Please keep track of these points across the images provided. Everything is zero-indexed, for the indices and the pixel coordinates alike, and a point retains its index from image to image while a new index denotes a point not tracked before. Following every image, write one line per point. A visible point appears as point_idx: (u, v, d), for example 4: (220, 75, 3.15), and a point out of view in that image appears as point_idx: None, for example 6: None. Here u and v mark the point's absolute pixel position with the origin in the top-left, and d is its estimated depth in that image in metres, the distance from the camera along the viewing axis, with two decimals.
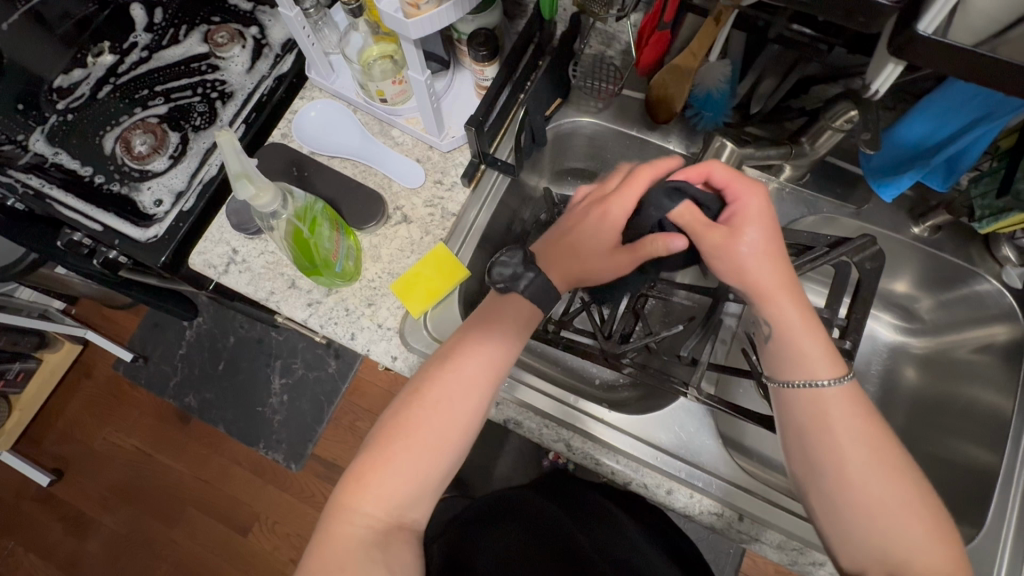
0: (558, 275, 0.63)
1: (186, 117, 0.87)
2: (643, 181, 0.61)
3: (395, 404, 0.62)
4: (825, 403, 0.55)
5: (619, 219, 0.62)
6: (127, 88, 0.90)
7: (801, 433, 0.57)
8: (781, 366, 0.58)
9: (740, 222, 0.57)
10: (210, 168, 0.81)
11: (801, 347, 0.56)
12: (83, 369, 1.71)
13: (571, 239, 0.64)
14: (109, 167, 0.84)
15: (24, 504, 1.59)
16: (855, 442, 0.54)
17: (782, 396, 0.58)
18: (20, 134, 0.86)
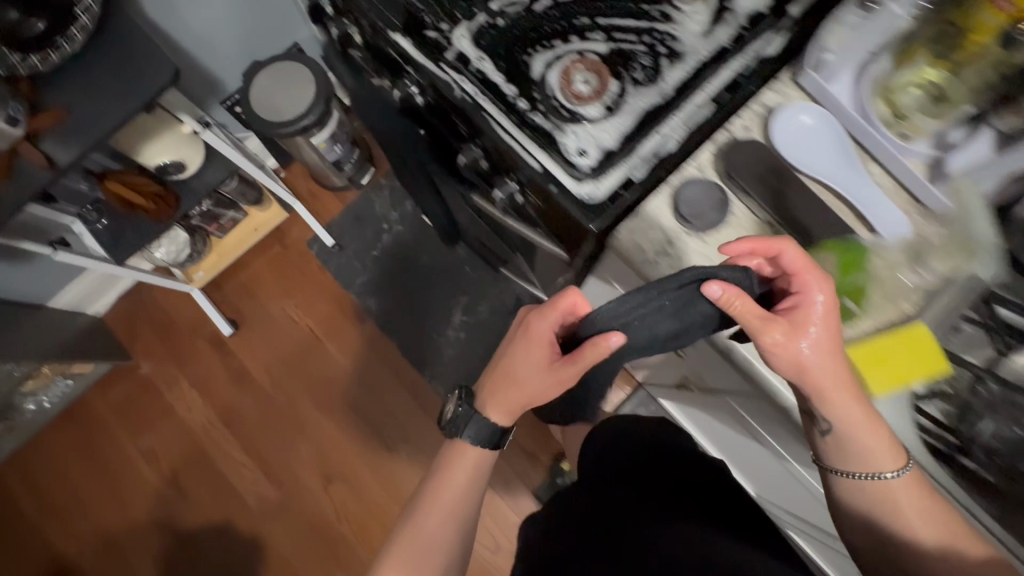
0: (506, 409, 0.74)
1: (629, 66, 0.76)
2: (546, 333, 0.69)
3: (387, 548, 0.75)
4: (891, 494, 0.61)
5: (541, 340, 0.69)
6: (567, 9, 0.79)
7: (870, 528, 0.63)
8: (845, 458, 0.62)
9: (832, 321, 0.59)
10: (657, 135, 0.71)
11: (866, 442, 0.61)
12: (278, 236, 1.70)
13: (511, 366, 0.72)
14: (533, 93, 0.75)
15: (197, 343, 1.63)
16: (922, 518, 0.60)
17: (846, 486, 0.64)
18: (446, 24, 0.78)
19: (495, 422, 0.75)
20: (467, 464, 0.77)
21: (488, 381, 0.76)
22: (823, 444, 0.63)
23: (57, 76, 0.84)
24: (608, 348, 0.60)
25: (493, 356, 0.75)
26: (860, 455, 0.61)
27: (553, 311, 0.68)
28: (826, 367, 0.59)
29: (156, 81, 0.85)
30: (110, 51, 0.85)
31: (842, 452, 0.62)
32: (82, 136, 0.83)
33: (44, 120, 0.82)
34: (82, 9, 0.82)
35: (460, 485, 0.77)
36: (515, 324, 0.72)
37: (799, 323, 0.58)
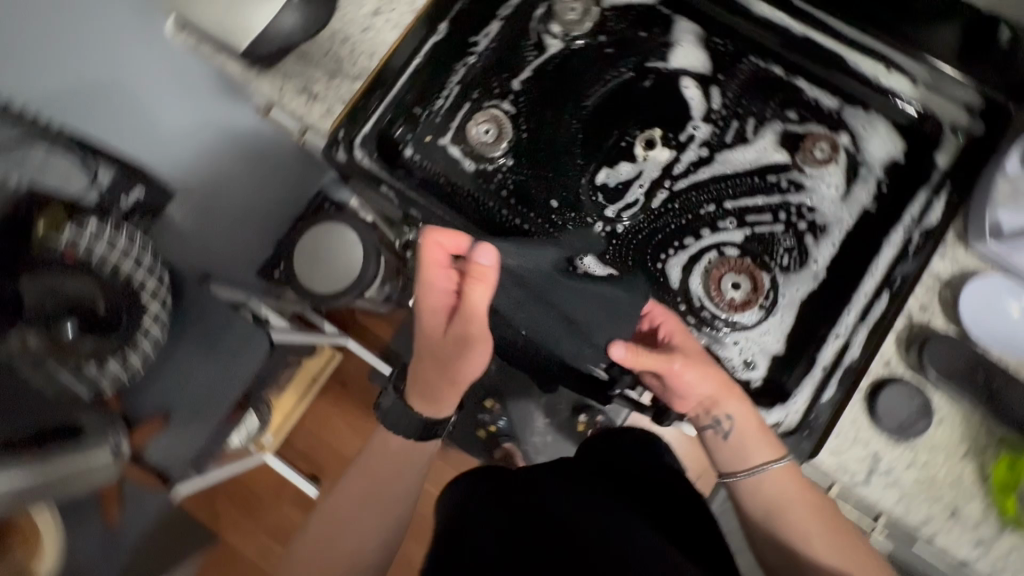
0: (445, 393, 0.69)
1: (773, 253, 0.70)
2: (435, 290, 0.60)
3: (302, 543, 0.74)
4: (773, 484, 0.61)
5: (440, 307, 0.60)
6: (687, 199, 0.72)
7: (776, 517, 0.61)
8: (733, 462, 0.63)
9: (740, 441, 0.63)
10: (835, 339, 0.66)
11: (758, 500, 0.62)
12: (337, 376, 1.63)
13: (425, 347, 0.65)
14: (680, 305, 0.70)
15: (281, 506, 1.57)
16: (802, 510, 0.59)
17: (736, 487, 0.64)
18: (564, 243, 0.72)
19: (424, 416, 0.71)
20: (393, 449, 0.74)
21: (411, 376, 0.69)
22: (752, 511, 0.62)
23: (142, 377, 0.76)
24: (489, 268, 0.56)
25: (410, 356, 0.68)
26: (744, 489, 0.63)
27: (430, 248, 0.58)
28: (765, 489, 0.61)
29: (250, 355, 0.78)
30: (188, 330, 0.78)
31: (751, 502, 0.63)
32: (187, 440, 0.75)
33: (141, 436, 0.74)
34: (152, 297, 0.75)
35: (377, 469, 0.74)
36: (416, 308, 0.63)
37: (734, 453, 0.63)
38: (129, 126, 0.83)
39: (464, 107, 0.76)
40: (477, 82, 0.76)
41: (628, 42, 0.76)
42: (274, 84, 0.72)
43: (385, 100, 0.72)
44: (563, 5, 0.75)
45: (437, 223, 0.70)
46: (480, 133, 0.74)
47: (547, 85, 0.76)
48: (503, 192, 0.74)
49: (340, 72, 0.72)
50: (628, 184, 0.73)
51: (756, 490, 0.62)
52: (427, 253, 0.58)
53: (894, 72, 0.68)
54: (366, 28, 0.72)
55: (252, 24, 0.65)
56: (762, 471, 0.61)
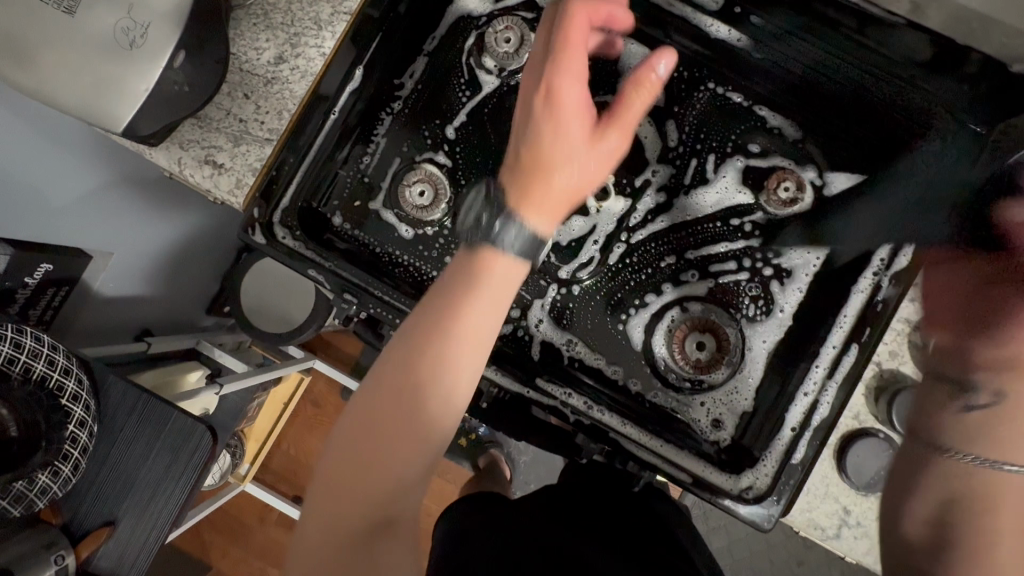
0: (538, 211, 0.46)
1: (739, 304, 0.66)
2: (579, 59, 0.47)
3: (351, 407, 0.42)
4: (984, 481, 0.43)
5: (576, 106, 0.47)
6: (646, 252, 0.66)
7: (948, 509, 0.43)
8: (964, 437, 0.47)
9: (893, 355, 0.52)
10: (804, 399, 0.60)
11: (945, 484, 0.45)
12: (309, 398, 1.57)
13: (541, 144, 0.47)
14: (644, 369, 0.66)
15: (269, 530, 1.56)
16: (1022, 534, 0.41)
17: (932, 466, 0.47)
18: (516, 310, 0.66)
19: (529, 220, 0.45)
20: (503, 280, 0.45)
21: (506, 162, 0.48)
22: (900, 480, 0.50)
23: (77, 486, 0.71)
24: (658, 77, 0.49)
25: (507, 149, 0.48)
26: (906, 451, 0.51)
27: (576, 8, 0.49)
28: (964, 480, 0.44)
29: (193, 451, 0.72)
30: (122, 429, 0.71)
31: (904, 460, 0.51)
32: (138, 543, 0.71)
33: (88, 548, 0.69)
34: (74, 401, 0.68)
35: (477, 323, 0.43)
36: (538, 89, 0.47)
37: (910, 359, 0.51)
38: (14, 209, 0.72)
39: (393, 163, 0.67)
40: (406, 133, 0.67)
41: None
42: (170, 157, 0.63)
43: (301, 165, 0.64)
44: (493, 35, 0.66)
45: (375, 307, 0.63)
46: (413, 196, 0.66)
47: (484, 130, 0.67)
48: (446, 259, 0.66)
49: (245, 135, 0.64)
50: (580, 242, 0.66)
51: (920, 457, 0.49)
52: (573, 59, 0.47)
53: (856, 86, 0.64)
54: (270, 82, 0.64)
55: (127, 104, 0.54)
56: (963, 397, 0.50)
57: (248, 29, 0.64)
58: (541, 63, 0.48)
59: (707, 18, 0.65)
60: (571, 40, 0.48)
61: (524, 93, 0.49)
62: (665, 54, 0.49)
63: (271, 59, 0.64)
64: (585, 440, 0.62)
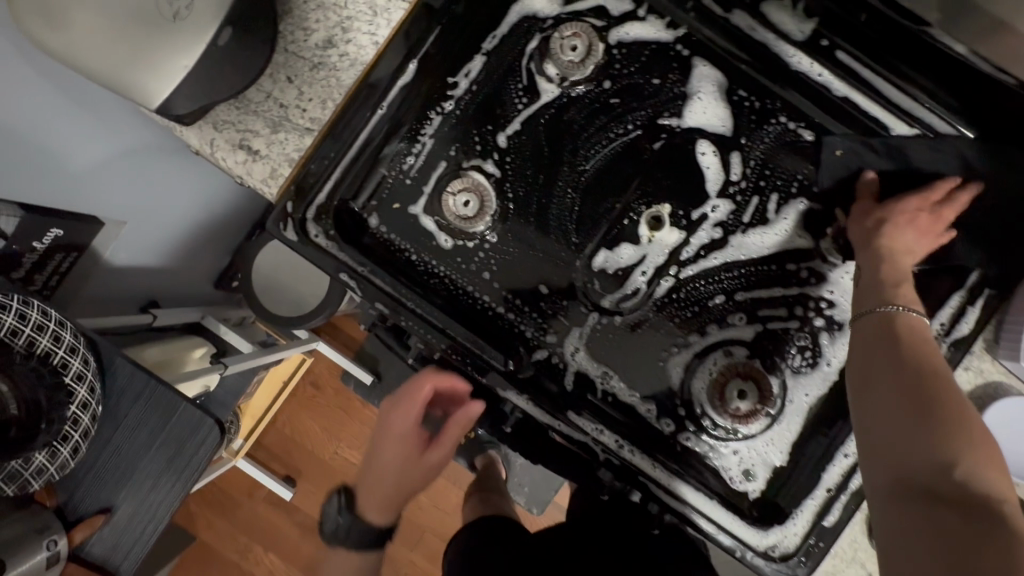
0: (374, 507, 0.67)
1: (785, 353, 0.62)
2: (412, 405, 0.63)
3: (370, 467, 0.68)
4: (893, 370, 0.47)
5: (414, 418, 0.64)
6: (695, 289, 0.63)
7: (875, 422, 0.46)
8: (864, 340, 0.51)
9: (873, 294, 0.54)
10: (845, 460, 0.57)
11: (869, 388, 0.47)
12: (309, 380, 1.54)
13: (375, 469, 0.67)
14: (678, 410, 0.63)
15: (258, 507, 1.54)
16: (932, 420, 0.43)
17: (852, 370, 0.50)
18: (552, 335, 0.63)
19: (367, 515, 0.68)
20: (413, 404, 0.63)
21: (362, 473, 0.70)
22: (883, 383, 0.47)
23: (75, 470, 0.68)
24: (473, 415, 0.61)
25: (359, 465, 0.70)
26: (882, 348, 0.49)
27: (422, 379, 0.62)
28: (880, 379, 0.47)
29: (199, 446, 0.69)
30: (127, 415, 0.68)
31: (879, 355, 0.49)
32: (134, 534, 0.69)
33: (82, 532, 0.67)
34: (78, 381, 0.65)
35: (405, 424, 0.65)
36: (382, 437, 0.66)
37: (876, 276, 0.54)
38: (28, 172, 0.68)
39: (438, 166, 0.64)
40: (454, 136, 0.63)
41: (637, 91, 0.63)
42: (204, 138, 0.59)
43: (340, 161, 0.59)
44: (559, 41, 0.62)
45: (407, 320, 0.59)
46: (457, 205, 0.62)
47: (538, 143, 0.63)
48: (483, 274, 0.63)
49: (285, 122, 0.59)
50: (628, 271, 0.63)
51: (912, 360, 0.47)
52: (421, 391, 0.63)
53: (917, 129, 0.55)
54: (316, 67, 0.59)
55: (163, 80, 0.50)
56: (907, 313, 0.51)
57: (297, 7, 0.59)
58: (394, 406, 0.65)
59: (791, 47, 0.56)
60: (405, 397, 0.63)
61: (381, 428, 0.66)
62: (471, 408, 0.60)
63: (320, 42, 0.59)
64: (610, 477, 0.59)
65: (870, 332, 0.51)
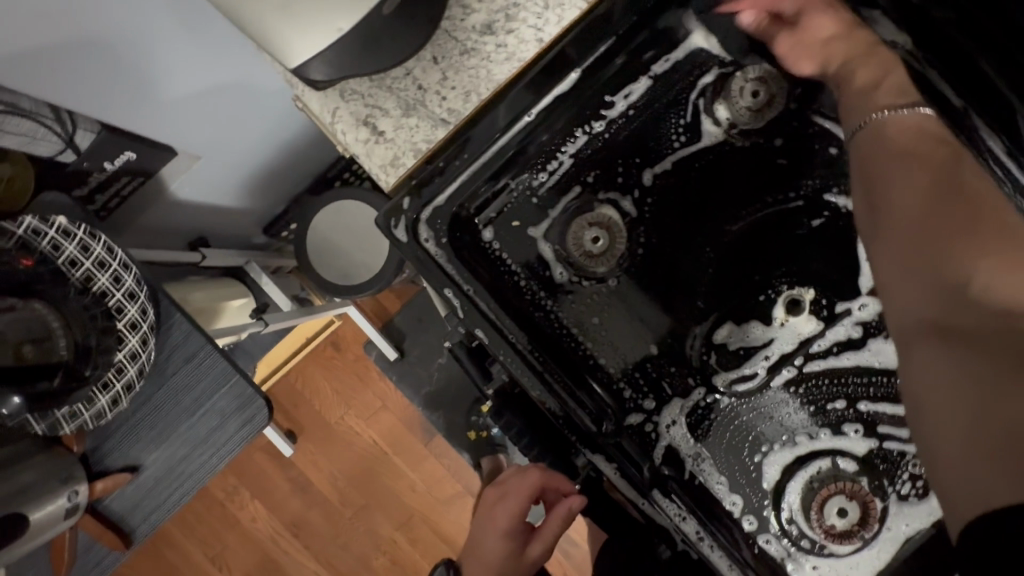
0: None
1: (896, 479, 0.57)
2: (515, 498, 0.63)
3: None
4: (902, 183, 0.41)
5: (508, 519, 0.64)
6: (818, 386, 0.57)
7: (887, 250, 0.40)
8: (875, 152, 0.44)
9: (859, 103, 0.47)
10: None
11: (882, 209, 0.42)
12: (331, 339, 1.49)
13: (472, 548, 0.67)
14: (764, 510, 0.57)
15: (255, 453, 1.51)
16: (940, 242, 0.37)
17: (867, 183, 0.44)
18: (651, 400, 0.58)
19: None
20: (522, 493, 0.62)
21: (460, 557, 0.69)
22: (895, 210, 0.41)
23: (109, 420, 0.63)
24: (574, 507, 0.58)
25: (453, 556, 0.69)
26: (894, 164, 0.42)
27: (529, 475, 0.62)
28: (891, 193, 0.41)
29: (241, 426, 0.64)
30: (173, 374, 0.63)
31: (891, 170, 0.43)
32: (157, 498, 0.64)
33: (104, 486, 0.62)
34: (131, 329, 0.60)
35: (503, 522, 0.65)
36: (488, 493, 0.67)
37: (856, 98, 0.48)
38: (123, 94, 0.61)
39: (570, 191, 0.57)
40: (596, 160, 0.57)
41: (809, 155, 0.56)
42: (326, 105, 0.53)
43: (473, 164, 0.53)
44: (740, 83, 0.55)
45: (504, 353, 0.53)
46: (586, 239, 0.56)
47: (687, 189, 0.57)
48: (591, 317, 0.57)
49: (419, 107, 0.53)
50: (750, 352, 0.57)
51: (931, 168, 0.41)
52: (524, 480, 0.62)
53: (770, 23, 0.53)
54: (468, 52, 0.52)
55: (306, 40, 0.43)
56: (905, 113, 0.45)
57: None
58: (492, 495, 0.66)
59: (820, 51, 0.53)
60: (515, 488, 0.63)
61: (485, 504, 0.67)
62: (572, 499, 0.57)
63: (478, 25, 0.52)
64: (669, 557, 0.54)
65: (866, 150, 0.45)
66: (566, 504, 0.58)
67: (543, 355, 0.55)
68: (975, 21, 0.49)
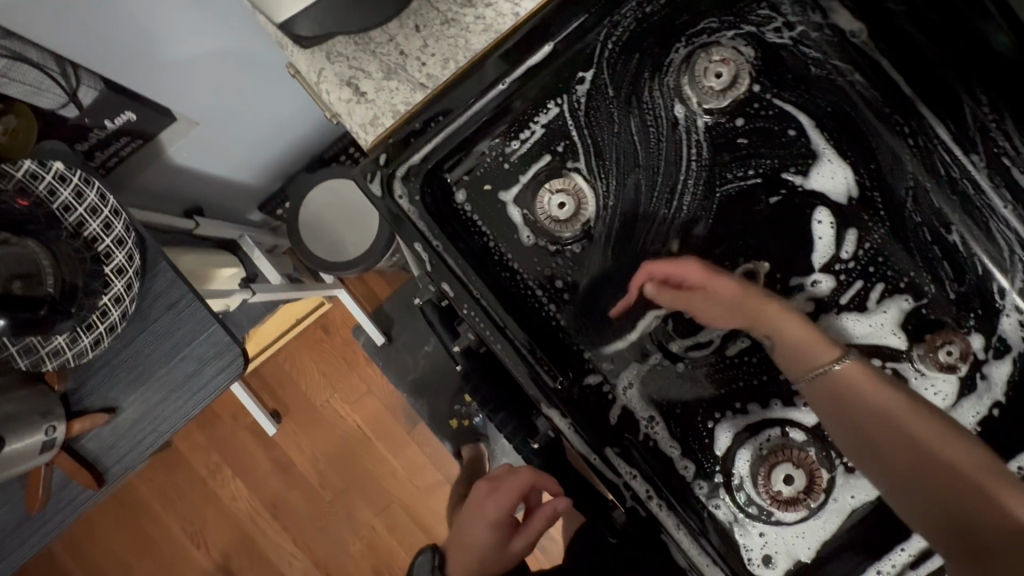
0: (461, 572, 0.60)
1: (844, 450, 0.58)
2: (505, 495, 0.60)
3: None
4: (861, 406, 0.49)
5: (493, 517, 0.60)
6: (771, 358, 0.59)
7: (902, 495, 0.47)
8: (814, 384, 0.51)
9: (797, 359, 0.52)
10: (900, 555, 0.55)
11: (870, 461, 0.49)
12: (321, 322, 1.52)
13: (456, 535, 0.63)
14: (715, 474, 0.59)
15: (239, 431, 1.53)
16: (933, 480, 0.46)
17: (814, 398, 0.51)
18: (609, 363, 0.60)
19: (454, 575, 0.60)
20: (509, 494, 0.60)
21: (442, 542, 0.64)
22: (887, 440, 0.48)
23: (91, 360, 0.66)
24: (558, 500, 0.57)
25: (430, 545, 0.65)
26: (864, 396, 0.49)
27: (520, 477, 0.59)
28: (846, 428, 0.50)
29: (218, 373, 0.67)
30: (155, 320, 0.66)
31: (843, 411, 0.50)
32: (133, 440, 0.66)
33: (82, 424, 0.64)
34: (117, 274, 0.63)
35: (490, 517, 0.61)
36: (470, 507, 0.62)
37: (796, 352, 0.52)
38: (128, 53, 0.66)
39: (541, 159, 0.60)
40: (566, 131, 0.60)
41: (769, 136, 0.59)
42: (313, 66, 0.56)
43: (447, 127, 0.56)
44: (704, 64, 0.58)
45: (468, 308, 0.56)
46: (552, 205, 0.59)
47: (653, 165, 0.60)
48: (555, 282, 0.60)
49: (400, 71, 0.56)
50: (706, 321, 0.60)
51: (877, 404, 0.49)
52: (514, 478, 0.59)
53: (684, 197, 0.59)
54: (448, 23, 0.56)
55: None
56: (829, 371, 0.50)
57: None
58: (481, 494, 0.62)
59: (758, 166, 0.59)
60: (503, 488, 0.60)
61: (472, 497, 0.63)
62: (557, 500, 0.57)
63: None
64: (622, 518, 0.56)
65: (817, 396, 0.51)
66: (552, 506, 0.57)
67: (505, 313, 0.57)
68: (922, 11, 0.52)
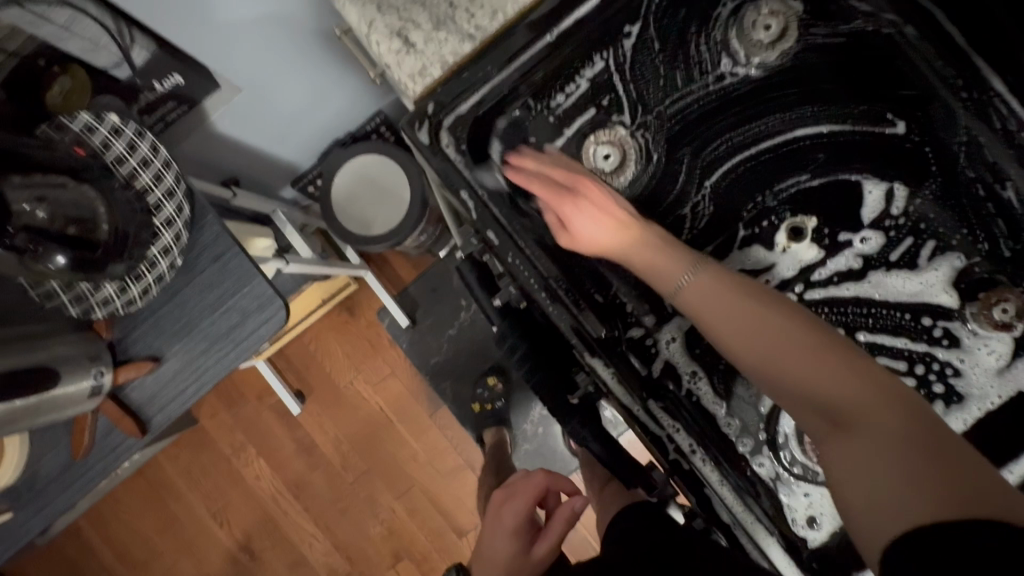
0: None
1: None
2: (522, 497, 0.66)
3: None
4: (703, 297, 0.51)
5: (510, 524, 0.64)
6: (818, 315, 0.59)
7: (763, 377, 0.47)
8: (688, 300, 0.52)
9: (660, 274, 0.54)
10: None
11: (742, 345, 0.48)
12: (347, 305, 1.53)
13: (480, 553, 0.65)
14: (758, 433, 0.58)
15: (263, 412, 1.54)
16: (801, 354, 0.44)
17: (685, 299, 0.52)
18: (652, 317, 0.61)
19: None
20: (525, 498, 0.66)
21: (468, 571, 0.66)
22: (731, 327, 0.48)
23: (138, 310, 0.67)
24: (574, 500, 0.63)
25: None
26: (716, 307, 0.50)
27: (536, 479, 0.68)
28: (696, 300, 0.51)
29: (259, 325, 0.67)
30: (202, 272, 0.67)
31: (720, 304, 0.50)
32: (174, 391, 0.67)
33: (127, 374, 0.65)
34: (166, 225, 0.65)
35: (511, 524, 0.64)
36: (490, 520, 0.67)
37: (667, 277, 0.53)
38: (177, 9, 0.68)
39: (586, 112, 0.61)
40: (611, 85, 0.60)
41: (819, 92, 0.59)
42: (363, 16, 0.56)
43: (495, 77, 0.56)
44: (753, 17, 0.59)
45: (513, 255, 0.56)
46: (598, 156, 0.62)
47: (698, 120, 0.60)
48: None
49: (449, 23, 0.56)
50: (751, 275, 0.60)
51: (764, 302, 0.48)
52: (529, 484, 0.67)
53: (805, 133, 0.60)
54: None
55: None
56: (692, 279, 0.52)
57: None
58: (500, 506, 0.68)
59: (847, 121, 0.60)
60: (521, 489, 0.67)
61: (494, 513, 0.68)
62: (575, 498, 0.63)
63: None
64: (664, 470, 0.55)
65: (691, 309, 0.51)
66: (571, 503, 0.63)
67: (547, 263, 0.57)
68: None
